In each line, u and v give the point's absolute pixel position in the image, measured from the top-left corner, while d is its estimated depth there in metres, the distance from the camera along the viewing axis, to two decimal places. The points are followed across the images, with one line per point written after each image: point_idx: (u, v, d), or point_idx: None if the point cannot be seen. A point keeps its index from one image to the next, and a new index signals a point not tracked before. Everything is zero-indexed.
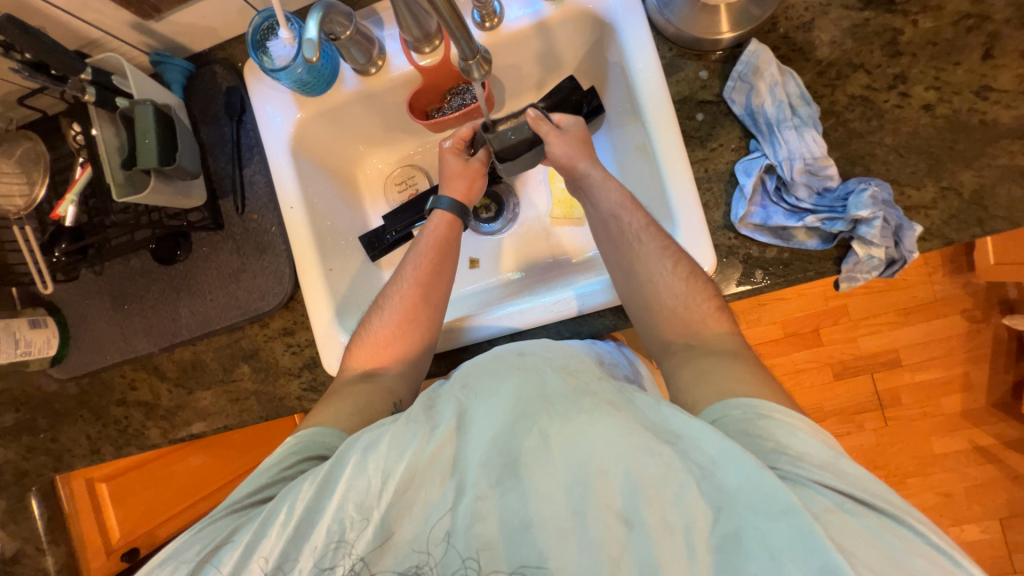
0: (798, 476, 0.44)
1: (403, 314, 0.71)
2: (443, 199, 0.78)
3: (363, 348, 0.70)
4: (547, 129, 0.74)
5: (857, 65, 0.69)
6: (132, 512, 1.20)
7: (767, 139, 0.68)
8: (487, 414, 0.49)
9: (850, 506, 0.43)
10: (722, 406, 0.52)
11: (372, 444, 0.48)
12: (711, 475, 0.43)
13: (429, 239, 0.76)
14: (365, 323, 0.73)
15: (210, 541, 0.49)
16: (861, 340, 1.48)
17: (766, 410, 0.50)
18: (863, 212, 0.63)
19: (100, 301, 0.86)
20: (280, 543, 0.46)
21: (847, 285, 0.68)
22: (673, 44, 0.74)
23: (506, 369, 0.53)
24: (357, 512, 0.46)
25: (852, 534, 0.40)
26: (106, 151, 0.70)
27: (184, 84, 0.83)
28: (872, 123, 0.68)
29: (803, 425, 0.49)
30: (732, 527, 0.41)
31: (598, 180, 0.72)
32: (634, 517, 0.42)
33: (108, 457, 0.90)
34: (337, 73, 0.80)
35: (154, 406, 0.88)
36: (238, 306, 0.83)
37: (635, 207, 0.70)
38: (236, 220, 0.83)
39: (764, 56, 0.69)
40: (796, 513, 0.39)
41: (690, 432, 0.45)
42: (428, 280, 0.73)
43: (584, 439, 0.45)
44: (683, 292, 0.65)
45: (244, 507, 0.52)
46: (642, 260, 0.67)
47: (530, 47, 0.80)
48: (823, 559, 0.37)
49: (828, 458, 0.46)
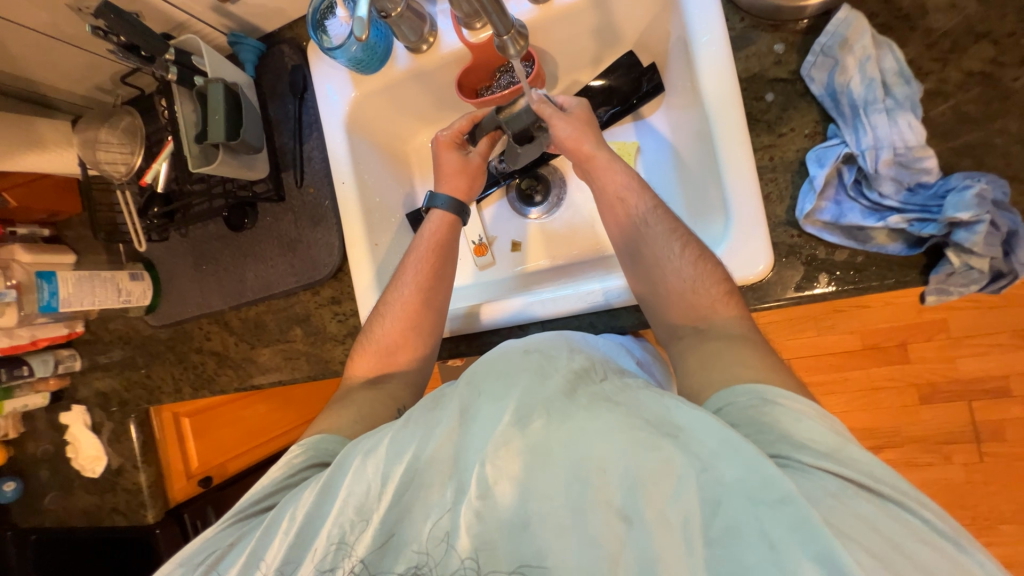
0: (800, 463, 0.42)
1: (403, 320, 0.74)
2: (439, 198, 0.79)
3: (365, 355, 0.74)
4: (552, 113, 0.71)
5: (981, 34, 0.57)
6: (213, 445, 1.35)
7: (849, 124, 0.59)
8: (487, 412, 0.47)
9: (853, 492, 0.40)
10: (729, 392, 0.50)
11: (371, 448, 0.50)
12: (712, 467, 0.40)
13: (427, 239, 0.78)
14: (366, 330, 0.76)
15: (220, 547, 0.53)
16: (960, 362, 1.28)
17: (770, 396, 0.48)
18: (964, 214, 0.53)
19: (183, 261, 0.97)
20: (283, 550, 0.49)
21: (936, 300, 0.59)
22: (745, 13, 0.66)
23: (514, 371, 0.50)
24: (357, 515, 0.48)
25: (853, 520, 0.38)
26: (184, 125, 0.77)
27: (255, 63, 0.89)
28: (992, 107, 0.57)
29: (810, 411, 0.46)
30: (732, 521, 0.38)
31: (603, 161, 0.70)
32: (633, 513, 0.40)
33: (187, 396, 1.03)
34: (390, 51, 0.81)
35: (224, 356, 0.99)
36: (294, 274, 0.90)
37: (642, 188, 0.68)
38: (295, 193, 0.89)
39: (856, 24, 0.59)
40: (794, 502, 0.38)
41: (691, 425, 0.43)
42: (427, 284, 0.75)
43: (581, 438, 0.43)
44: (691, 275, 0.62)
45: (248, 515, 0.56)
46: (650, 243, 0.65)
47: (585, 22, 0.76)
48: (820, 546, 0.36)
49: (833, 444, 0.43)
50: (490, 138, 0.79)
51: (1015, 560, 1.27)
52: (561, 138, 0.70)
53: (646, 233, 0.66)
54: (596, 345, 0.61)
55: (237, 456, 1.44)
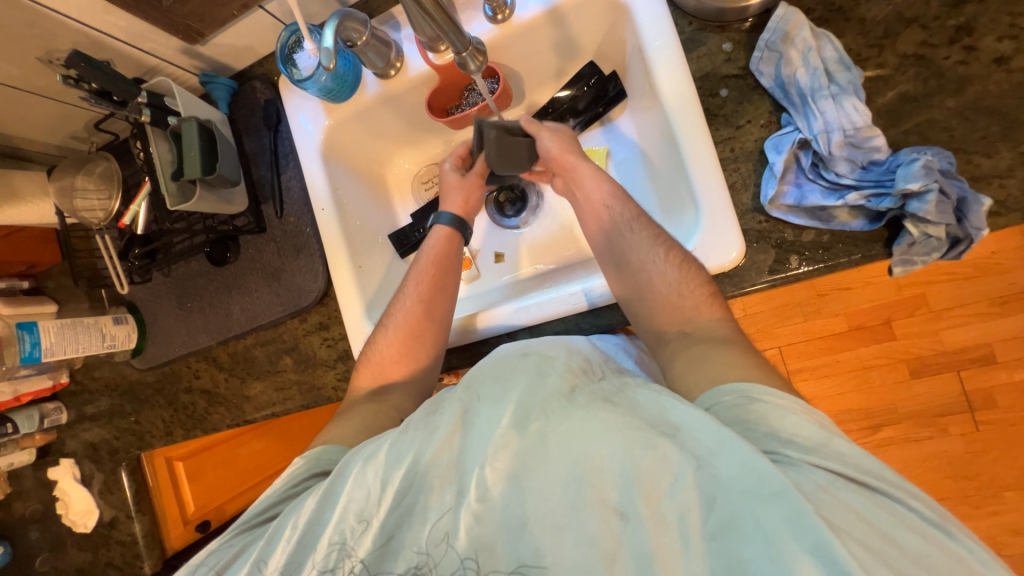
0: (790, 458, 0.42)
1: (405, 331, 0.74)
2: (442, 215, 0.80)
3: (367, 368, 0.75)
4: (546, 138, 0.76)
5: (910, 20, 0.61)
6: (202, 491, 1.32)
7: (800, 112, 0.63)
8: (488, 414, 0.48)
9: (842, 483, 0.41)
10: (713, 392, 0.51)
11: (371, 455, 0.51)
12: (709, 465, 0.41)
13: (429, 254, 0.79)
14: (369, 343, 0.77)
15: (221, 559, 0.53)
16: (943, 333, 1.31)
17: (756, 394, 0.48)
18: (913, 184, 0.56)
19: (167, 300, 0.97)
20: (285, 556, 0.49)
21: (903, 271, 0.61)
22: (692, 17, 0.69)
23: (511, 372, 0.52)
24: (357, 520, 0.47)
25: (845, 511, 0.39)
26: (160, 164, 0.78)
27: (228, 101, 0.91)
28: (930, 84, 0.60)
29: (795, 407, 0.47)
30: (729, 515, 0.39)
31: (586, 173, 0.73)
32: (629, 509, 0.41)
33: (180, 438, 1.01)
34: (360, 78, 0.84)
35: (214, 393, 0.98)
36: (280, 303, 0.90)
37: (625, 198, 0.71)
38: (276, 223, 0.90)
39: (795, 19, 0.63)
40: (787, 495, 0.38)
41: (688, 422, 0.43)
42: (428, 295, 0.76)
43: (576, 436, 0.44)
44: (676, 279, 0.64)
45: (251, 526, 0.56)
46: (633, 249, 0.67)
47: (544, 38, 0.79)
48: (816, 537, 0.36)
49: (819, 438, 0.44)
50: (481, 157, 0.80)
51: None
52: (548, 152, 0.76)
53: (622, 236, 0.69)
54: (583, 342, 0.62)
55: (219, 506, 1.38)
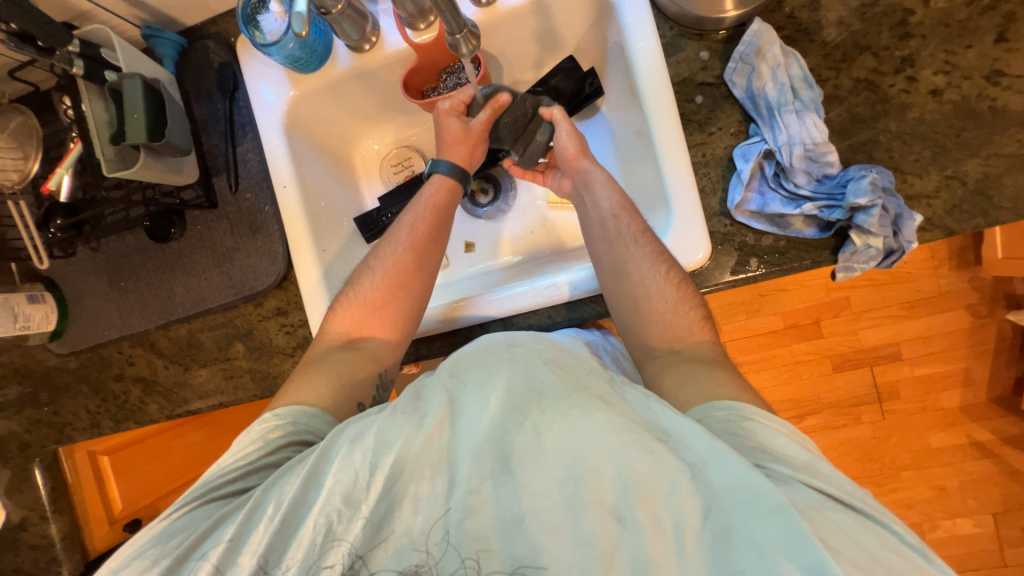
0: (781, 474, 0.47)
1: (390, 282, 0.73)
2: (442, 163, 0.77)
3: (350, 312, 0.73)
4: (562, 126, 0.76)
5: (864, 47, 0.66)
6: (132, 486, 1.18)
7: (767, 124, 0.67)
8: (476, 405, 0.50)
9: (833, 505, 0.45)
10: (707, 406, 0.54)
11: (358, 436, 0.50)
12: (701, 473, 0.45)
13: (427, 202, 0.77)
14: (353, 286, 0.75)
15: (192, 532, 0.51)
16: (862, 332, 1.47)
17: (747, 413, 0.52)
18: (862, 199, 0.61)
19: (95, 277, 0.87)
20: (267, 537, 0.48)
21: (844, 276, 0.67)
22: (673, 23, 0.72)
23: (497, 362, 0.54)
24: (344, 504, 0.48)
25: (835, 530, 0.43)
26: (94, 125, 0.69)
27: (176, 59, 0.83)
28: (877, 108, 0.66)
29: (783, 430, 0.52)
30: (722, 525, 0.43)
31: (600, 184, 0.74)
32: (625, 513, 0.44)
33: (108, 431, 0.92)
34: (330, 49, 0.79)
35: (151, 381, 0.90)
36: (232, 285, 0.84)
37: (631, 215, 0.71)
38: (229, 198, 0.83)
39: (767, 35, 0.66)
40: (786, 513, 0.42)
41: (681, 431, 0.48)
42: (422, 246, 0.75)
43: (573, 434, 0.46)
44: (673, 299, 0.66)
45: (222, 497, 0.54)
46: (635, 262, 0.68)
47: (527, 26, 0.78)
48: (811, 556, 0.40)
49: (806, 460, 0.49)
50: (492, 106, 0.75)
51: (915, 502, 1.47)
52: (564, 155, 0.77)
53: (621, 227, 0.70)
54: (560, 336, 0.64)
55: (155, 501, 1.26)
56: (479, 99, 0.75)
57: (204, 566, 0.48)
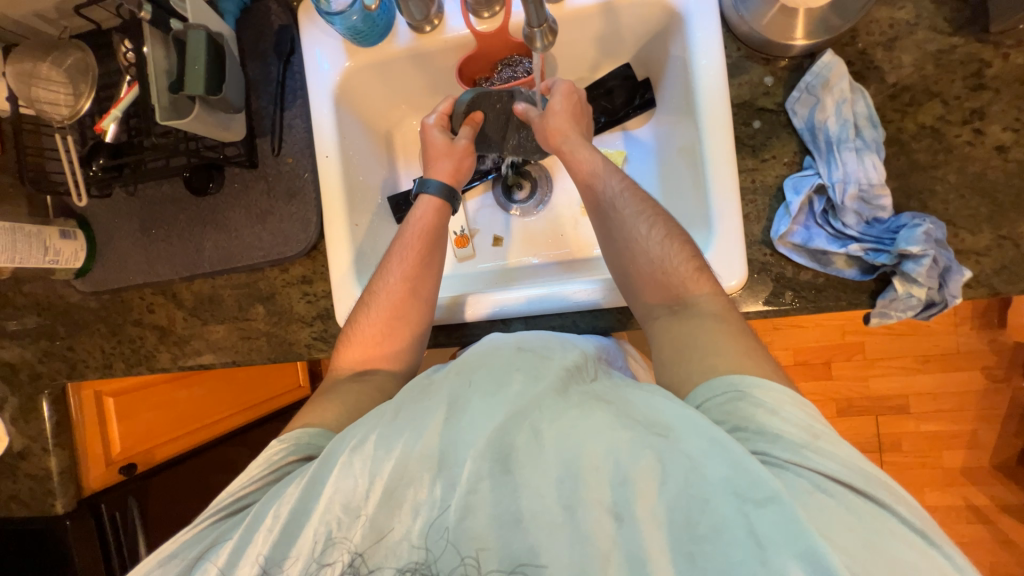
0: (779, 460, 0.46)
1: (390, 310, 0.73)
2: (430, 182, 0.78)
3: (353, 348, 0.73)
4: (534, 117, 0.76)
5: (934, 93, 0.65)
6: (136, 428, 1.16)
7: (823, 158, 0.66)
8: (477, 402, 0.49)
9: (831, 488, 0.44)
10: (705, 389, 0.54)
11: (359, 444, 0.50)
12: (699, 467, 0.44)
13: (415, 227, 0.77)
14: (352, 322, 0.75)
15: (199, 548, 0.52)
16: (873, 380, 1.45)
17: (744, 388, 0.52)
18: (913, 247, 0.60)
19: (128, 220, 0.88)
20: (268, 546, 0.48)
21: (879, 321, 0.66)
22: (741, 44, 0.71)
23: (508, 368, 0.52)
24: (344, 511, 0.48)
25: (833, 516, 0.42)
26: (154, 72, 0.69)
27: (237, 16, 0.83)
28: (938, 157, 0.65)
29: (786, 401, 0.50)
30: (721, 520, 0.42)
31: (602, 169, 0.73)
32: (624, 510, 0.44)
33: (119, 373, 0.93)
34: (391, 26, 0.78)
35: (168, 331, 0.91)
36: (261, 248, 0.84)
37: (612, 170, 0.73)
38: (270, 161, 0.83)
39: (837, 69, 0.65)
40: (781, 500, 0.41)
41: (680, 424, 0.47)
42: (414, 274, 0.75)
43: (572, 433, 0.47)
44: (659, 253, 0.67)
45: (226, 512, 0.55)
46: (618, 226, 0.70)
47: (592, 28, 0.77)
48: (806, 543, 0.39)
49: (807, 437, 0.47)
50: (470, 123, 0.79)
51: None
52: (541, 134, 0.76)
53: (636, 240, 0.68)
54: (584, 344, 0.63)
55: (164, 443, 1.23)
56: (460, 110, 0.78)
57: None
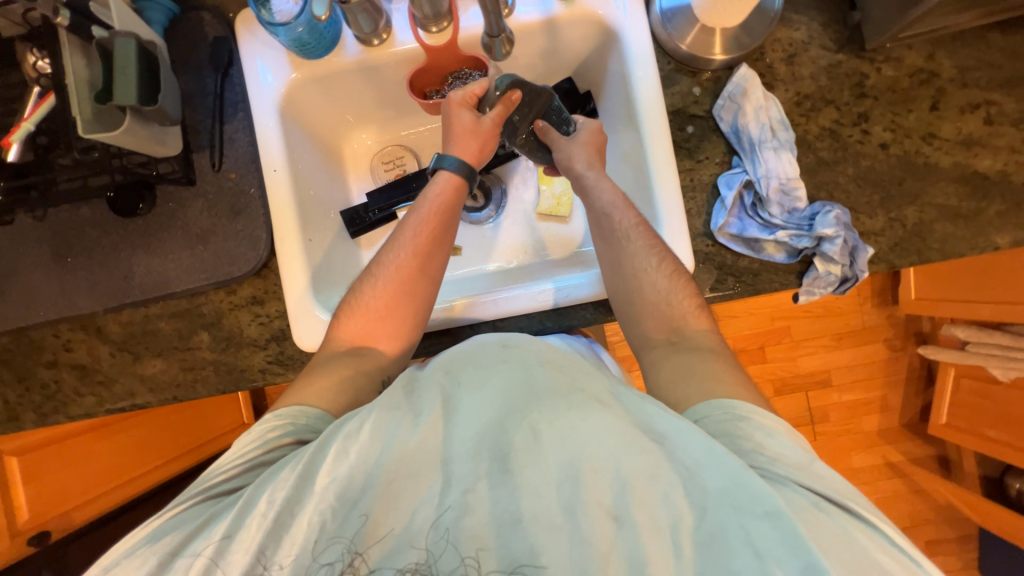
0: (777, 475, 0.50)
1: (397, 284, 0.71)
2: (449, 158, 0.75)
3: (353, 320, 0.70)
4: (556, 140, 0.78)
5: (828, 101, 0.76)
6: (48, 489, 1.03)
7: (748, 157, 0.74)
8: (474, 405, 0.51)
9: (825, 505, 0.48)
10: (704, 406, 0.58)
11: (353, 433, 0.50)
12: (696, 475, 0.47)
13: (430, 204, 0.75)
14: (356, 293, 0.73)
15: (183, 531, 0.49)
16: (800, 359, 1.61)
17: (743, 413, 0.56)
18: (828, 230, 0.70)
19: (35, 249, 0.78)
20: (259, 535, 0.46)
21: (806, 298, 0.75)
22: (671, 58, 0.79)
23: (494, 364, 0.55)
24: (338, 502, 0.47)
25: (827, 529, 0.45)
26: (75, 82, 0.64)
27: (165, 26, 0.78)
28: (838, 154, 0.76)
29: (779, 429, 0.55)
30: (719, 526, 0.45)
31: (616, 203, 0.74)
32: (624, 514, 0.46)
33: (27, 425, 0.81)
34: (338, 39, 0.78)
35: (91, 370, 0.81)
36: (204, 271, 0.78)
37: (627, 207, 0.74)
38: (210, 177, 0.79)
39: (751, 80, 0.74)
40: (781, 514, 0.44)
41: (673, 432, 0.50)
42: (425, 250, 0.73)
43: (571, 433, 0.48)
44: (665, 288, 0.70)
45: (217, 495, 0.53)
46: (629, 257, 0.71)
47: (536, 44, 0.82)
48: (807, 558, 0.42)
49: (802, 460, 0.52)
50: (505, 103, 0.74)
51: None
52: (562, 159, 0.77)
53: (642, 270, 0.70)
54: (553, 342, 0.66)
55: (86, 503, 1.10)
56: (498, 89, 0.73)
57: (193, 565, 0.46)
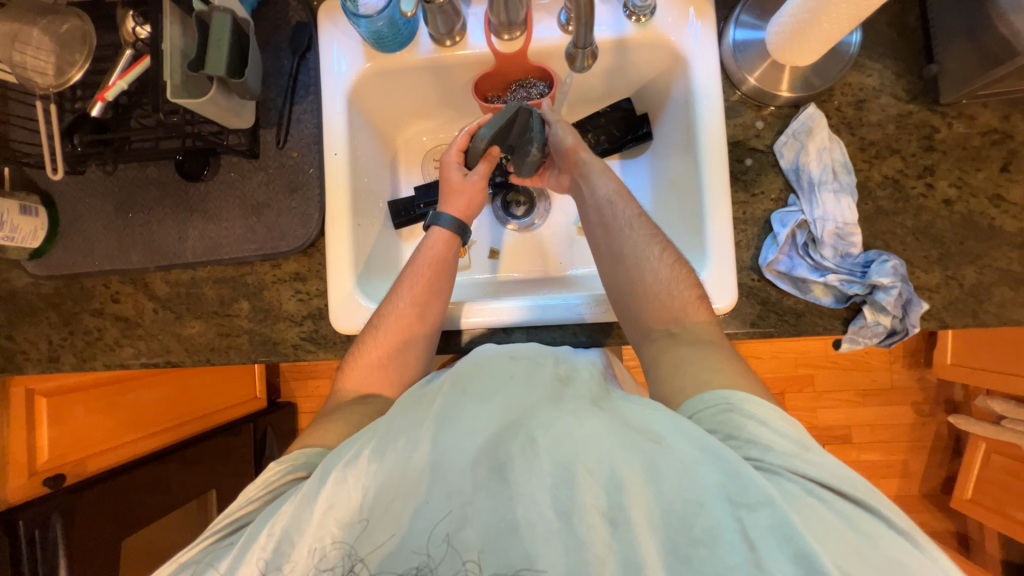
0: (772, 466, 0.47)
1: (396, 334, 0.72)
2: (443, 216, 0.77)
3: (356, 370, 0.72)
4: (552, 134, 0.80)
5: (894, 150, 0.75)
6: (68, 434, 1.05)
7: (806, 197, 0.73)
8: (473, 410, 0.52)
9: (821, 494, 0.46)
10: (697, 400, 0.56)
11: (352, 459, 0.50)
12: (693, 472, 0.46)
13: (425, 259, 0.76)
14: (358, 345, 0.73)
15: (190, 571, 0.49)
16: (821, 411, 1.56)
17: (736, 402, 0.54)
18: (884, 279, 0.69)
19: (102, 201, 0.82)
20: (259, 568, 0.47)
21: (849, 347, 0.73)
22: (737, 89, 0.79)
23: (502, 378, 0.56)
24: (341, 528, 0.48)
25: (821, 519, 0.44)
26: (171, 49, 0.67)
27: (254, 6, 0.82)
28: (898, 204, 0.74)
29: (774, 416, 0.52)
30: (714, 527, 0.44)
31: (614, 192, 0.76)
32: (620, 516, 0.45)
33: (66, 368, 0.84)
34: (414, 36, 0.80)
35: (134, 323, 0.83)
36: (254, 242, 0.80)
37: (630, 198, 0.76)
38: (273, 153, 0.81)
39: (818, 120, 0.74)
40: (773, 504, 0.43)
41: (669, 431, 0.49)
42: (423, 299, 0.74)
43: (563, 437, 0.48)
44: (667, 276, 0.70)
45: (220, 534, 0.52)
46: (630, 244, 0.73)
47: (603, 62, 0.83)
48: (799, 546, 0.42)
49: (795, 446, 0.49)
50: (487, 160, 0.77)
51: None
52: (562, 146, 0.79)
53: (645, 258, 0.71)
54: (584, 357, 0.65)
55: (99, 453, 1.10)
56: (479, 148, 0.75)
57: None
